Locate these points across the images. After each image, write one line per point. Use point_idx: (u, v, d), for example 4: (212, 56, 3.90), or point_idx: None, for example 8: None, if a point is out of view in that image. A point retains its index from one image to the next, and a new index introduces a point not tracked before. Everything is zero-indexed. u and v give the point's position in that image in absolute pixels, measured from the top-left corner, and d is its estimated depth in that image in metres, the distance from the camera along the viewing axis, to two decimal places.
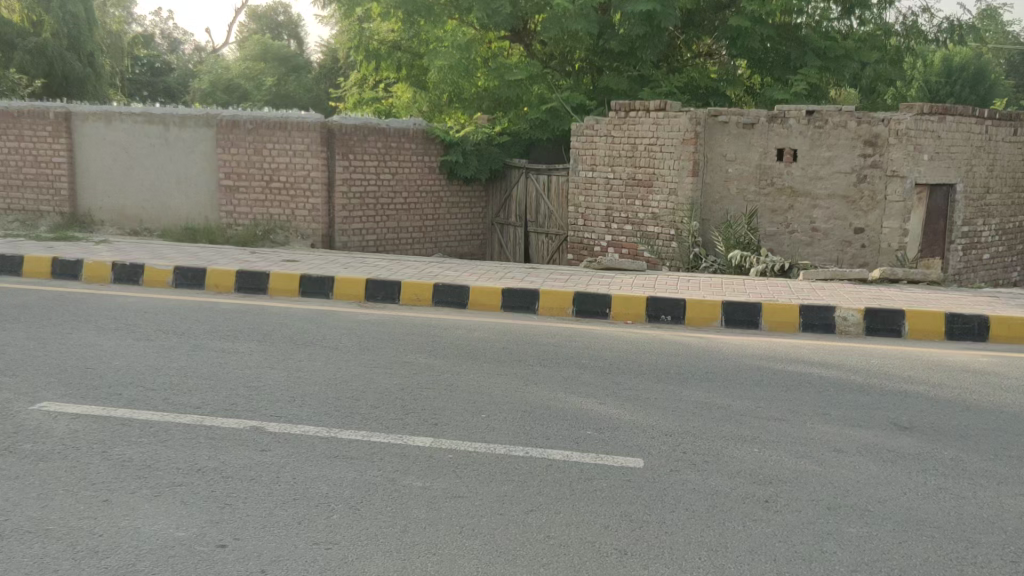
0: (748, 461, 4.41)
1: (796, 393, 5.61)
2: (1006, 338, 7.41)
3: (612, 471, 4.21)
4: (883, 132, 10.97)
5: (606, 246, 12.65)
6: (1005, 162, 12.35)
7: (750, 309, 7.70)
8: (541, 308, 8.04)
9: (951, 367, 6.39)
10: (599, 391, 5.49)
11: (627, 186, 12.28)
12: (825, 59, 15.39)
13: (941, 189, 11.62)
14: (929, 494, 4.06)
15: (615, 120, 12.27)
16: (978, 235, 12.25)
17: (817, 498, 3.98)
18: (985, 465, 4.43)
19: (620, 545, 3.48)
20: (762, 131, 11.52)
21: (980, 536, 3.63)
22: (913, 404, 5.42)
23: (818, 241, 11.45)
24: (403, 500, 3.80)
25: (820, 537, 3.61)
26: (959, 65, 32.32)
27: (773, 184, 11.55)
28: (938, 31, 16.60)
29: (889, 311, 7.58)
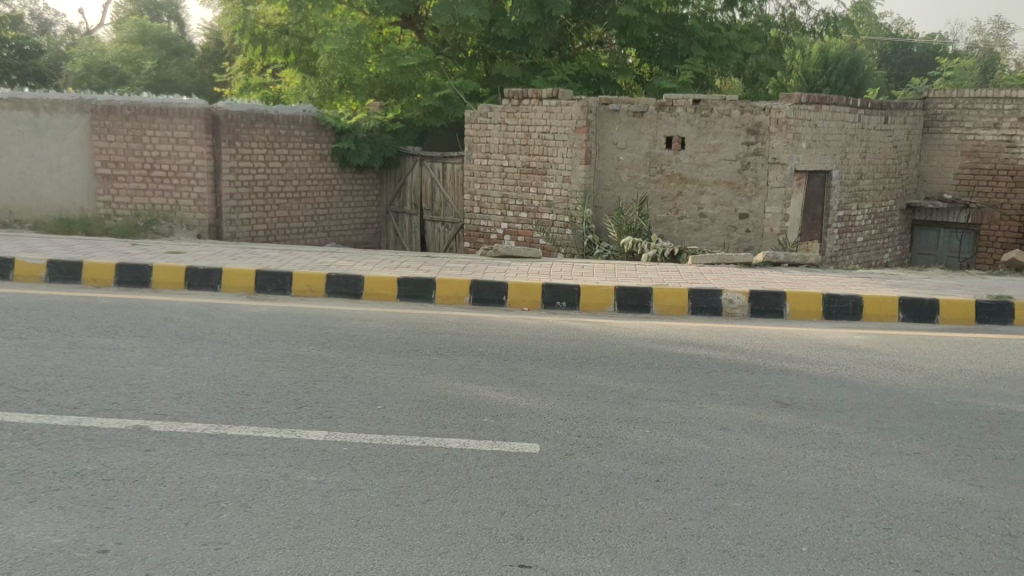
0: (640, 442, 4.52)
1: (685, 374, 5.79)
2: (878, 316, 7.84)
3: (508, 457, 4.25)
4: (764, 121, 11.39)
5: (501, 233, 12.71)
6: (876, 149, 13.01)
7: (641, 293, 7.89)
8: (437, 297, 8.02)
9: (829, 346, 6.71)
10: (496, 378, 5.53)
11: (522, 173, 12.37)
12: (710, 50, 15.82)
13: (819, 175, 12.16)
14: (809, 467, 4.26)
15: (508, 107, 12.33)
16: (852, 219, 12.89)
17: (705, 475, 4.12)
18: (859, 438, 4.67)
19: (516, 531, 3.52)
20: (651, 119, 11.78)
21: (855, 505, 3.84)
22: (794, 382, 5.67)
23: (706, 227, 11.82)
24: (297, 496, 3.73)
25: (708, 512, 3.74)
26: (834, 57, 33.80)
27: (663, 172, 11.84)
28: (814, 23, 17.32)
29: (772, 294, 7.90)
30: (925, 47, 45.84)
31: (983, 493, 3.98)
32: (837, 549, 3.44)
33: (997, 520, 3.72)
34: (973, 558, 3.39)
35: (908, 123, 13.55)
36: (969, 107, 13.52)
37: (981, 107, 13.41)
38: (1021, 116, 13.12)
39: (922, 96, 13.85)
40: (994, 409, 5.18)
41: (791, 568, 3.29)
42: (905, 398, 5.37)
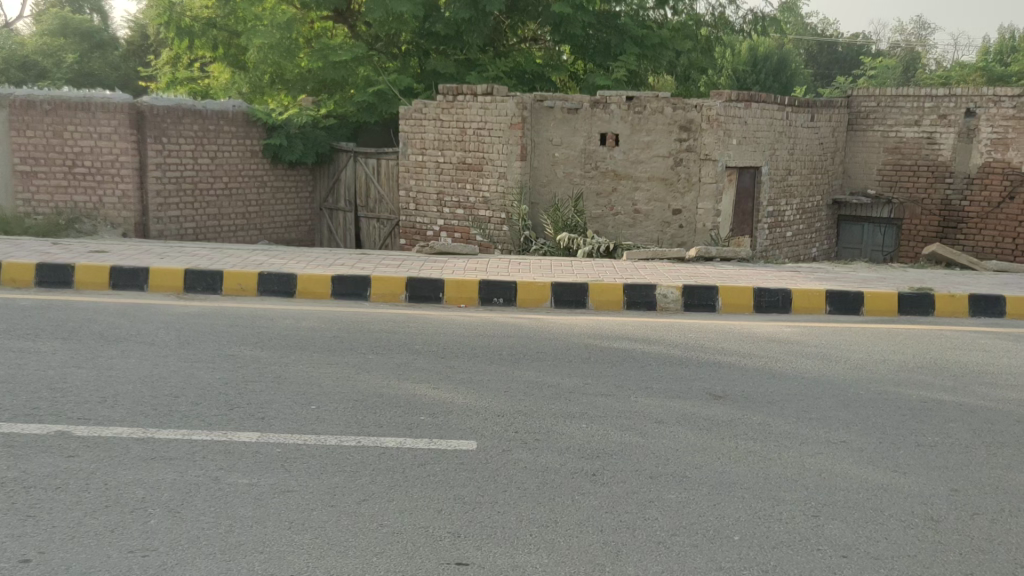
0: (577, 437, 4.55)
1: (621, 368, 5.85)
2: (807, 309, 8.04)
3: (444, 455, 4.24)
4: (696, 118, 11.58)
5: (438, 230, 12.66)
6: (804, 146, 13.33)
7: (577, 289, 7.94)
8: (372, 294, 7.94)
9: (760, 338, 6.85)
10: (433, 375, 5.51)
11: (457, 169, 12.33)
12: (643, 47, 16.00)
13: (749, 171, 12.41)
14: (740, 457, 4.34)
15: (443, 103, 12.28)
16: (781, 215, 13.19)
17: (640, 468, 4.17)
18: (788, 428, 4.78)
19: (453, 529, 3.50)
20: (586, 116, 11.85)
21: (785, 494, 3.92)
22: (726, 374, 5.78)
23: (640, 223, 11.96)
24: (228, 499, 3.65)
25: (644, 505, 3.78)
26: (763, 55, 34.53)
27: (597, 168, 11.94)
28: (743, 22, 17.66)
29: (705, 288, 8.02)
30: (850, 46, 47.12)
31: (906, 480, 4.11)
32: (767, 538, 3.51)
33: (920, 505, 3.84)
34: (898, 542, 3.49)
35: (834, 121, 13.92)
36: (891, 105, 13.91)
37: (903, 104, 13.80)
38: (940, 113, 13.50)
39: (847, 94, 14.23)
40: (917, 398, 5.35)
41: (723, 558, 3.35)
42: (833, 388, 5.52)
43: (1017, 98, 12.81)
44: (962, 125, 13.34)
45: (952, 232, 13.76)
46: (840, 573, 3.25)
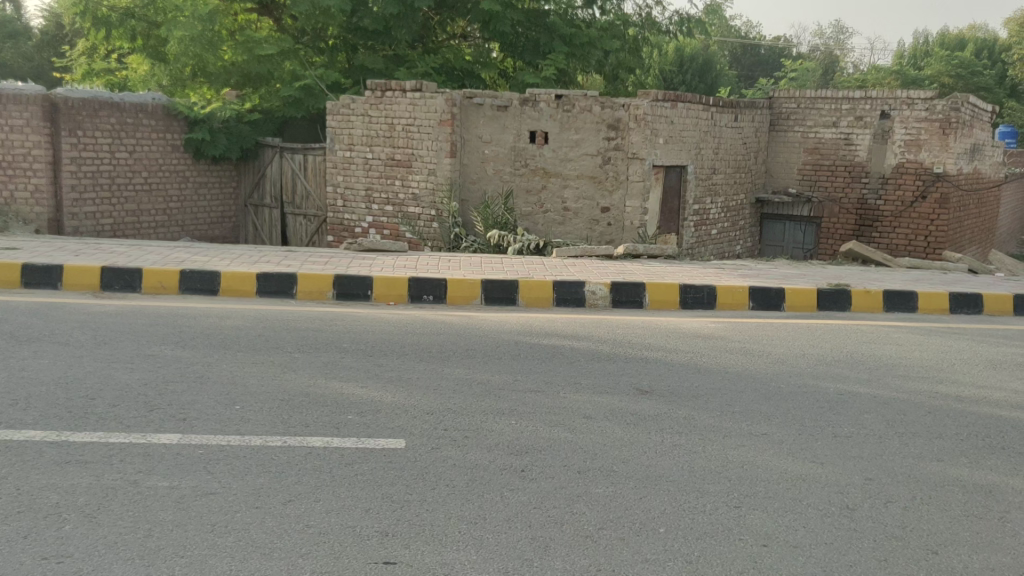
0: (506, 433, 4.56)
1: (549, 364, 5.89)
2: (731, 305, 8.23)
3: (373, 454, 4.20)
4: (623, 117, 11.77)
5: (366, 227, 12.54)
6: (728, 146, 13.62)
7: (507, 286, 7.95)
8: (298, 292, 7.83)
9: (686, 334, 6.98)
10: (361, 373, 5.45)
11: (386, 166, 12.23)
12: (571, 46, 16.10)
13: (675, 170, 12.62)
14: (666, 451, 4.42)
15: (371, 99, 12.15)
16: (706, 213, 13.45)
17: (568, 463, 4.20)
18: (713, 421, 4.89)
19: (381, 528, 3.48)
20: (515, 114, 11.88)
21: (709, 485, 4.01)
22: (653, 369, 5.87)
23: (569, 220, 12.08)
24: (147, 503, 3.55)
25: (571, 500, 3.81)
26: (688, 56, 35.26)
27: (527, 166, 11.99)
28: (669, 23, 17.94)
29: (633, 285, 8.13)
30: (772, 49, 48.37)
31: (824, 470, 4.24)
32: (691, 530, 3.58)
33: (836, 494, 3.97)
34: (815, 530, 3.61)
35: (756, 122, 14.25)
36: (810, 107, 14.30)
37: (821, 106, 14.20)
38: (856, 115, 13.92)
39: (769, 95, 14.58)
40: (834, 390, 5.53)
41: (648, 550, 3.40)
42: (755, 382, 5.66)
43: (929, 101, 13.28)
44: (877, 127, 13.77)
45: (868, 230, 14.21)
46: (760, 562, 3.34)
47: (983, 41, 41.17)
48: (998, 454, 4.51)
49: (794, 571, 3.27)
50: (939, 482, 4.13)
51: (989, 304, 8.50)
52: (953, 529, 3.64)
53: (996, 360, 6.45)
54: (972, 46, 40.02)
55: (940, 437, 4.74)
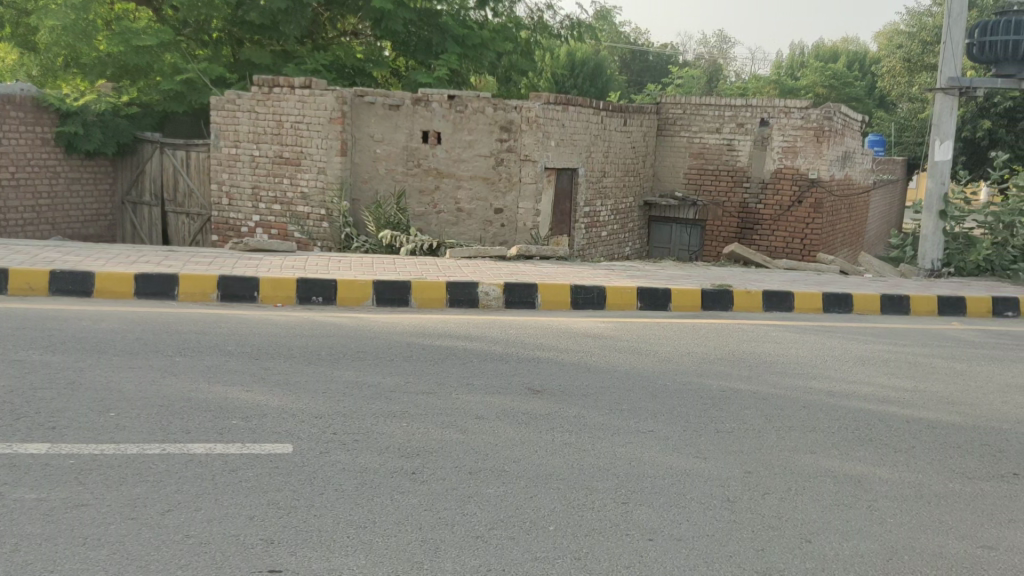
0: (397, 436, 4.52)
1: (442, 365, 5.86)
2: (620, 305, 8.40)
3: (259, 459, 4.08)
4: (516, 119, 11.87)
5: (253, 226, 12.19)
6: (617, 150, 13.91)
7: (399, 287, 7.88)
8: (179, 294, 7.54)
9: (576, 334, 7.08)
10: (246, 377, 5.29)
11: (274, 164, 11.93)
12: (464, 47, 16.09)
13: (567, 173, 12.81)
14: (557, 449, 4.47)
15: (258, 95, 11.83)
16: (597, 215, 13.69)
17: (460, 464, 4.20)
18: (602, 418, 4.99)
19: (266, 535, 3.38)
20: (407, 113, 11.79)
21: (598, 482, 4.08)
22: (545, 369, 5.94)
23: (463, 221, 12.11)
24: (12, 517, 3.35)
25: (462, 500, 3.81)
26: (580, 60, 35.81)
27: (420, 166, 11.92)
28: (562, 27, 18.13)
29: (525, 286, 8.19)
30: (659, 56, 49.83)
31: (706, 464, 4.39)
32: (580, 526, 3.63)
33: (717, 487, 4.11)
34: (697, 523, 3.72)
35: (645, 126, 14.60)
36: (695, 113, 14.75)
37: (706, 112, 14.66)
38: (738, 122, 14.44)
39: (656, 101, 14.97)
40: (717, 387, 5.73)
41: (539, 548, 3.43)
42: (643, 380, 5.80)
43: (805, 109, 13.89)
44: (757, 134, 14.33)
45: (749, 233, 14.76)
46: (646, 555, 3.42)
47: (853, 54, 43.60)
48: (866, 445, 4.76)
49: (678, 564, 3.36)
50: (812, 473, 4.33)
51: (859, 304, 8.98)
52: (826, 518, 3.82)
53: (864, 356, 6.82)
54: (843, 58, 42.34)
55: (814, 430, 4.97)
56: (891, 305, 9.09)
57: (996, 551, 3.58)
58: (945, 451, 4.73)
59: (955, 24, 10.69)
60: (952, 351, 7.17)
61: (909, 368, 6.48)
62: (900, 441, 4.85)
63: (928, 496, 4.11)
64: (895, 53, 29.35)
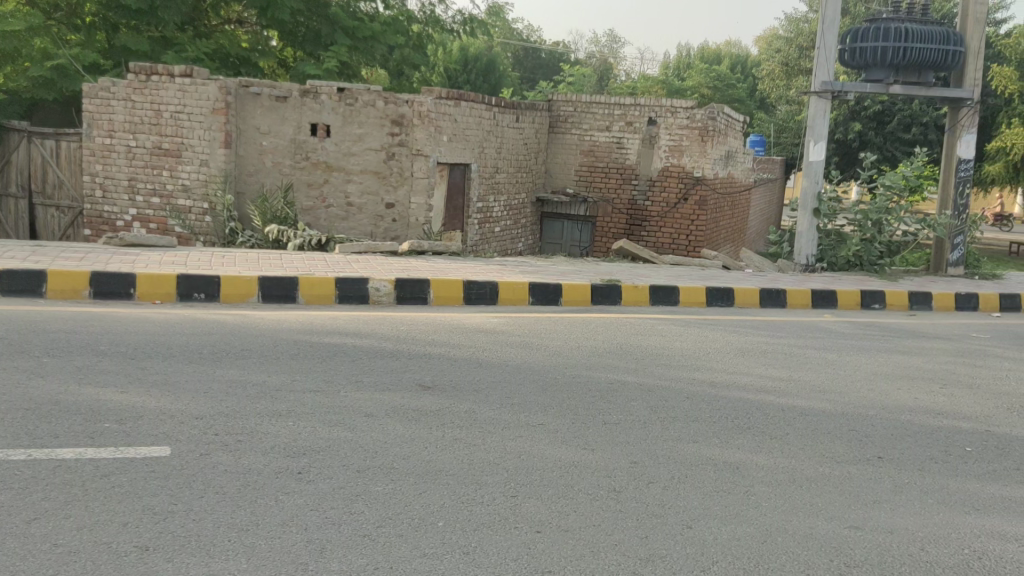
0: (282, 435, 4.41)
1: (330, 363, 5.75)
2: (512, 300, 8.45)
3: (134, 463, 3.91)
4: (407, 113, 11.80)
5: (130, 220, 11.67)
6: (510, 146, 13.97)
7: (286, 283, 7.69)
8: (48, 291, 7.16)
9: (468, 329, 7.08)
10: (122, 378, 5.07)
11: (152, 155, 11.45)
12: (354, 39, 15.83)
13: (459, 168, 12.82)
14: (447, 445, 4.46)
15: (134, 83, 11.33)
16: (490, 210, 13.70)
17: (347, 463, 4.13)
18: (492, 413, 5.00)
19: (140, 542, 3.25)
20: (294, 105, 11.56)
21: (487, 477, 4.09)
22: (436, 365, 5.92)
23: (353, 216, 11.97)
24: None
25: (350, 499, 3.75)
26: (473, 55, 35.89)
27: (308, 159, 11.71)
28: (454, 21, 18.09)
29: (416, 281, 8.14)
30: (552, 53, 50.53)
31: (594, 456, 4.46)
32: (469, 521, 3.63)
33: (604, 478, 4.19)
34: (584, 514, 3.78)
35: (537, 123, 14.71)
36: (586, 111, 14.91)
37: (596, 110, 14.83)
38: (627, 121, 14.66)
39: (548, 98, 15.08)
40: (605, 379, 5.85)
41: (427, 545, 3.41)
42: (534, 374, 5.86)
43: (690, 109, 14.21)
44: (645, 132, 14.58)
45: (638, 230, 14.94)
46: (534, 548, 3.45)
47: (736, 56, 45.29)
48: (744, 433, 4.95)
49: (565, 554, 3.40)
50: (694, 462, 4.47)
51: (740, 297, 9.35)
52: (705, 504, 3.95)
53: (745, 347, 7.09)
54: (726, 60, 43.96)
55: (697, 420, 5.13)
56: (769, 300, 9.49)
57: (862, 531, 3.77)
58: (817, 437, 4.97)
59: (829, 30, 11.14)
60: (824, 341, 7.54)
61: (785, 358, 6.77)
62: (776, 428, 5.06)
63: (801, 480, 4.31)
64: (775, 56, 30.70)
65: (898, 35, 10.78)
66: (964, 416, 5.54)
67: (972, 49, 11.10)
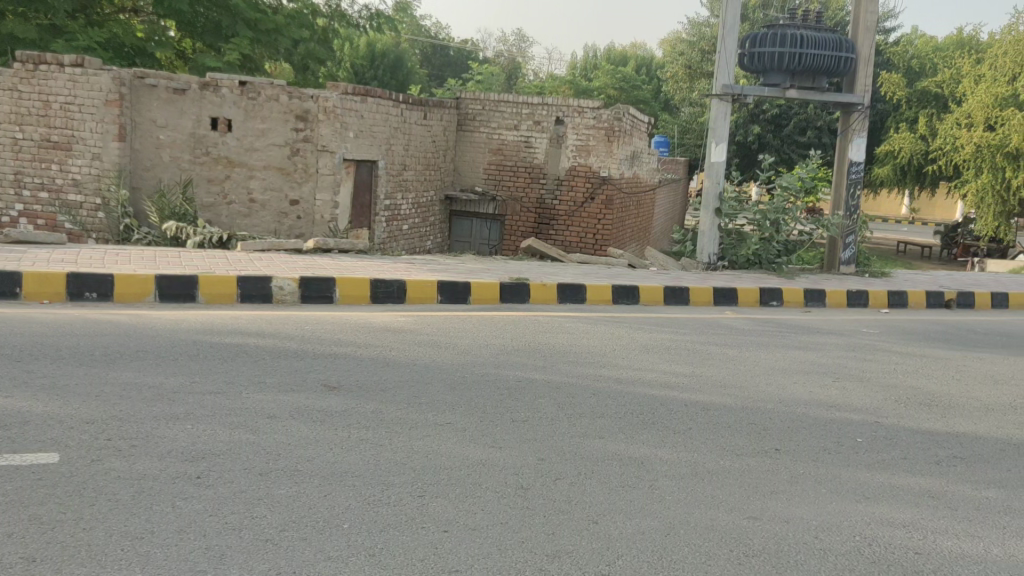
0: (180, 439, 4.26)
1: (232, 364, 5.58)
2: (419, 299, 8.39)
3: (19, 472, 3.71)
4: (312, 108, 11.65)
5: (16, 216, 11.09)
6: (417, 143, 13.83)
7: (185, 281, 7.43)
8: None
9: (375, 329, 6.98)
10: (5, 382, 4.80)
11: (41, 148, 10.91)
12: (257, 32, 15.46)
13: (366, 165, 12.65)
14: (352, 446, 4.39)
15: (20, 72, 10.76)
16: (397, 208, 13.54)
17: (249, 466, 4.02)
18: (399, 413, 4.94)
19: (25, 554, 3.08)
20: (194, 98, 11.21)
21: (394, 477, 4.04)
22: (341, 365, 5.82)
23: (256, 213, 11.71)
24: None
25: (251, 503, 3.65)
26: (380, 50, 35.60)
27: (208, 154, 11.37)
28: (360, 16, 17.82)
29: (322, 280, 7.99)
30: (460, 51, 50.51)
31: (501, 453, 4.47)
32: (375, 522, 3.58)
33: (512, 476, 4.19)
34: (492, 512, 3.78)
35: (445, 120, 14.64)
36: (494, 109, 14.89)
37: (504, 109, 14.81)
38: (535, 120, 14.66)
39: (456, 96, 15.01)
40: (513, 377, 5.87)
41: (331, 548, 3.34)
42: (441, 372, 5.83)
43: (597, 110, 14.30)
44: (553, 131, 14.58)
45: (546, 229, 14.94)
46: (440, 547, 3.42)
47: (641, 58, 46.25)
48: (649, 428, 5.04)
49: (473, 553, 3.39)
50: (600, 458, 4.53)
51: (644, 295, 9.53)
52: (611, 500, 4.00)
53: (650, 344, 7.23)
54: (631, 61, 44.78)
55: (602, 416, 5.20)
56: (673, 297, 9.70)
57: (760, 521, 3.89)
58: (718, 431, 5.10)
59: (729, 35, 11.46)
60: (725, 338, 7.77)
61: (688, 355, 6.94)
62: (679, 423, 5.18)
63: (703, 473, 4.42)
64: (678, 59, 31.55)
65: (794, 41, 11.19)
66: (856, 409, 5.77)
67: (862, 56, 11.61)
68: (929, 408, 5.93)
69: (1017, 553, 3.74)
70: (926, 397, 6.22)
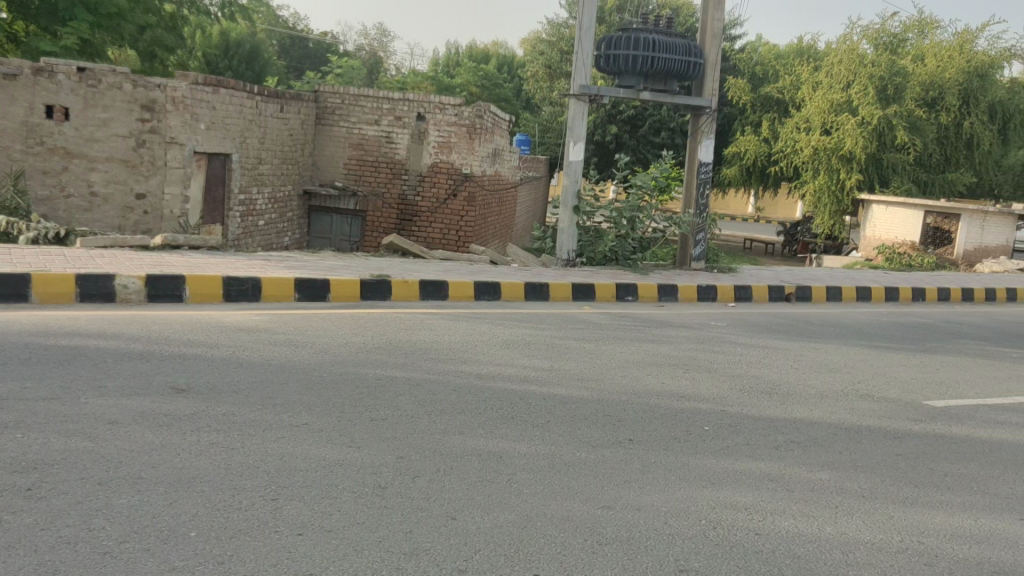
0: (8, 449, 3.96)
1: (68, 368, 5.24)
2: (275, 296, 8.15)
3: None
4: (159, 98, 11.05)
5: None
6: (274, 136, 13.43)
7: (16, 280, 6.92)
8: None
9: (229, 328, 6.73)
10: None
11: None
12: (98, 16, 14.41)
13: (218, 159, 12.12)
14: (202, 451, 4.20)
15: None
16: (253, 203, 13.04)
17: (86, 476, 3.78)
18: (251, 415, 4.78)
19: None
20: (26, 84, 10.69)
21: (245, 482, 3.90)
22: (190, 365, 5.59)
23: (97, 207, 11.15)
24: None
25: (88, 515, 3.44)
26: (235, 40, 34.38)
27: (42, 144, 10.84)
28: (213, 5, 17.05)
29: (170, 278, 7.63)
30: (319, 44, 49.55)
31: (360, 453, 4.40)
32: (224, 529, 3.45)
33: (369, 475, 4.14)
34: (347, 513, 3.71)
35: (303, 113, 14.26)
36: (354, 104, 14.60)
37: (364, 104, 14.56)
38: (396, 116, 14.48)
39: (314, 88, 14.66)
40: (372, 375, 5.79)
41: (177, 557, 3.20)
42: (298, 372, 5.68)
43: (458, 107, 14.31)
44: (414, 127, 14.46)
45: (408, 225, 14.80)
46: (294, 551, 3.34)
47: (502, 59, 46.85)
48: (508, 422, 5.10)
49: (326, 556, 3.32)
50: (460, 453, 4.55)
51: (505, 292, 9.62)
52: (469, 495, 4.02)
53: (510, 339, 7.31)
54: (493, 60, 45.09)
55: (462, 412, 5.21)
56: (534, 293, 9.85)
57: (613, 510, 4.00)
58: (575, 423, 5.22)
59: (586, 35, 11.72)
60: (583, 332, 7.94)
61: (547, 350, 7.04)
62: (537, 417, 5.26)
63: (559, 466, 4.50)
64: (538, 59, 32.11)
65: (646, 44, 11.55)
66: (703, 398, 6.04)
67: (710, 61, 12.11)
68: (770, 396, 6.28)
69: (848, 531, 4.01)
70: (767, 385, 6.58)
